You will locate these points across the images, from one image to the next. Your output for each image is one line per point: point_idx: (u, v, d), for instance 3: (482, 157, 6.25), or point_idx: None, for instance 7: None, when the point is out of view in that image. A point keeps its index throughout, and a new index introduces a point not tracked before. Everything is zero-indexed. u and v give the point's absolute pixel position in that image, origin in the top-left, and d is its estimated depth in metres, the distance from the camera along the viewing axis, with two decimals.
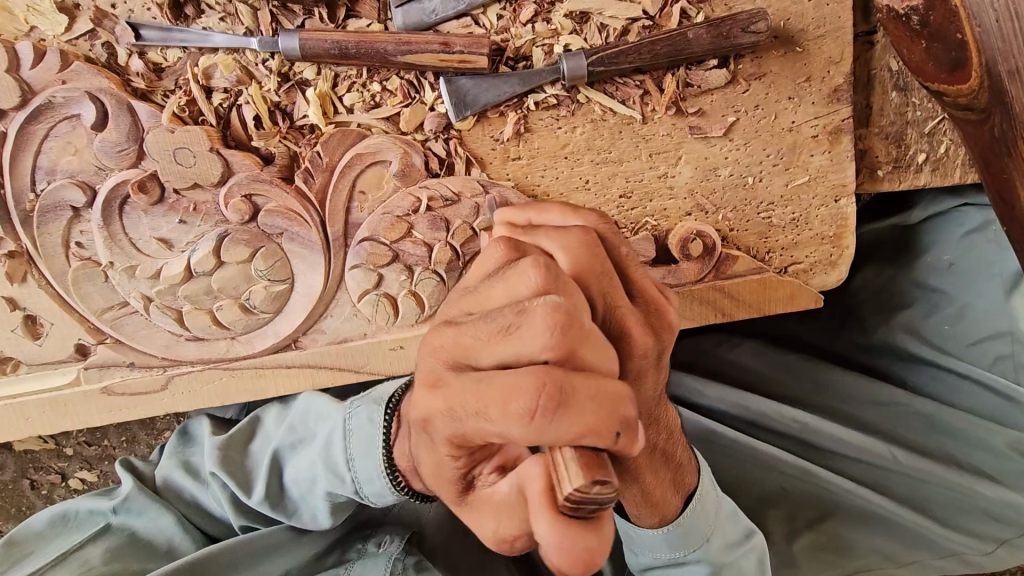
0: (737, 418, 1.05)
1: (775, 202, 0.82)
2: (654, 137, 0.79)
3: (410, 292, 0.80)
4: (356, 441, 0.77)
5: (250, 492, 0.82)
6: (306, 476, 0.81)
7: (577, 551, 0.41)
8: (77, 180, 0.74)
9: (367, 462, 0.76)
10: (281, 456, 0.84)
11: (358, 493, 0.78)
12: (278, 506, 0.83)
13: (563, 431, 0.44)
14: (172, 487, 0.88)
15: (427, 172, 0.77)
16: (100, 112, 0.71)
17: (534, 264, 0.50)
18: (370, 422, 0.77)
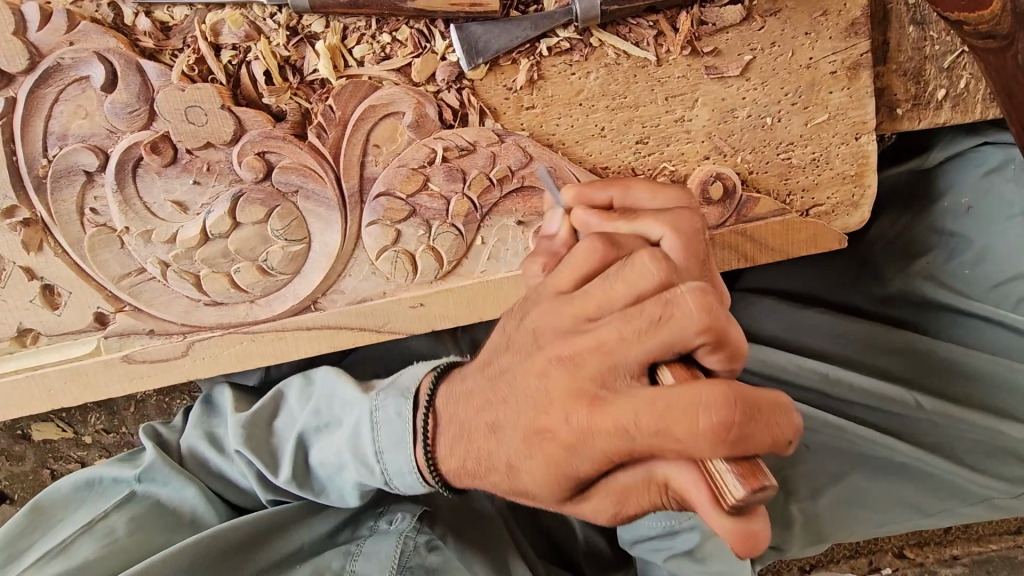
0: (759, 374, 1.03)
1: (795, 142, 0.81)
2: (669, 79, 0.78)
3: (428, 247, 0.79)
4: (386, 431, 0.71)
5: (275, 473, 0.80)
6: (336, 461, 0.76)
7: (752, 538, 0.42)
8: (89, 144, 0.73)
9: (397, 454, 0.70)
10: (306, 439, 0.81)
11: (388, 484, 0.72)
12: (305, 486, 0.79)
13: (754, 438, 0.43)
14: (197, 459, 0.86)
15: (441, 123, 0.76)
16: (110, 74, 0.71)
17: (654, 257, 0.49)
18: (398, 416, 0.70)
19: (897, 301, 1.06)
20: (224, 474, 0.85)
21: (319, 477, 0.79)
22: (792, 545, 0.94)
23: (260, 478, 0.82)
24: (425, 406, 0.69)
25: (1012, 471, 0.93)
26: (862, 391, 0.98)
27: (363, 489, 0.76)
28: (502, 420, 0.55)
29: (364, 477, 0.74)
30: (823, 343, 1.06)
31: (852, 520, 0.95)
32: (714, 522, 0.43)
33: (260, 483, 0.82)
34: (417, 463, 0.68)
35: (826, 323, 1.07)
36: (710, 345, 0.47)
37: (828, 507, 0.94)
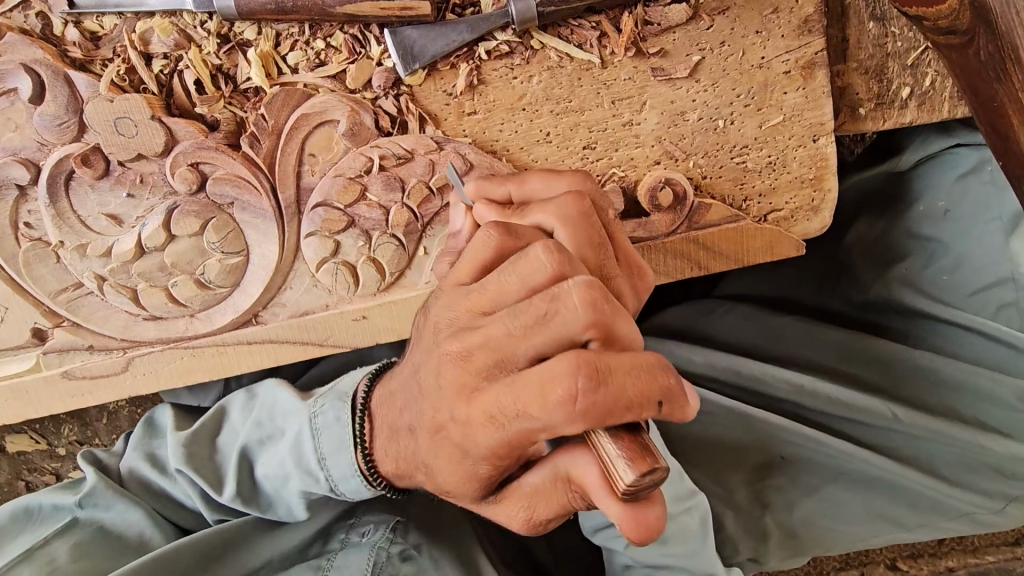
0: (728, 383, 1.00)
1: (750, 144, 0.78)
2: (615, 82, 0.75)
3: (369, 258, 0.77)
4: (327, 438, 0.69)
5: (220, 490, 0.76)
6: (279, 475, 0.73)
7: (643, 521, 0.42)
8: (20, 157, 0.72)
9: (340, 459, 0.68)
10: (250, 452, 0.77)
11: (334, 492, 0.70)
12: (251, 503, 0.76)
13: (616, 405, 0.41)
14: (144, 484, 0.83)
15: (378, 131, 0.74)
16: (37, 85, 0.69)
17: (546, 247, 0.46)
18: (338, 421, 0.69)
19: (875, 308, 1.02)
20: (174, 495, 0.82)
21: (266, 493, 0.76)
22: (767, 560, 0.90)
23: (205, 499, 0.78)
24: (360, 406, 0.68)
25: (993, 485, 0.89)
26: (836, 401, 0.94)
27: (311, 499, 0.74)
28: (428, 457, 0.52)
29: (308, 486, 0.71)
30: (795, 351, 1.02)
31: (827, 536, 0.91)
32: (607, 502, 0.43)
33: (205, 504, 0.78)
34: (358, 457, 0.67)
35: (797, 332, 1.03)
36: (598, 338, 0.44)
37: (801, 522, 0.91)
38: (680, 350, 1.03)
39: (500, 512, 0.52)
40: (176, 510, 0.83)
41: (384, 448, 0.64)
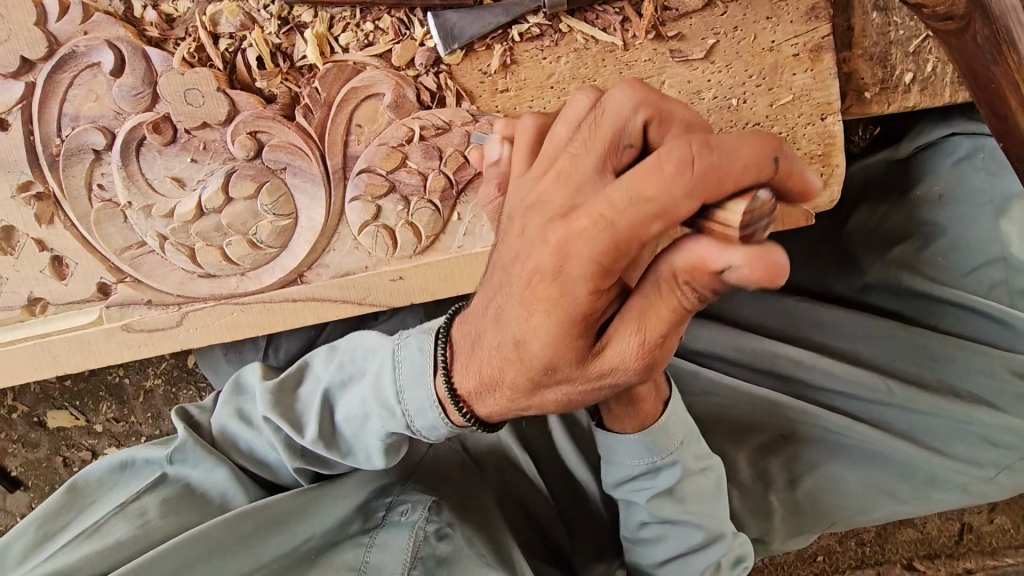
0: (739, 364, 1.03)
1: (761, 122, 0.84)
2: (636, 63, 0.82)
3: (407, 222, 0.83)
4: (407, 370, 0.66)
5: (301, 431, 0.73)
6: (359, 415, 0.70)
7: (772, 262, 0.42)
8: (99, 125, 0.80)
9: (418, 389, 0.64)
10: (332, 396, 0.73)
11: (410, 429, 0.67)
12: (332, 446, 0.72)
13: (726, 165, 0.43)
14: (232, 438, 0.80)
15: (418, 104, 0.81)
16: (118, 59, 0.78)
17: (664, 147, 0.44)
18: (420, 350, 0.66)
19: (878, 290, 1.06)
20: (260, 448, 0.79)
21: (344, 437, 0.72)
22: (772, 536, 0.93)
23: (288, 447, 0.75)
24: (442, 341, 0.64)
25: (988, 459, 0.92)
26: (837, 377, 0.98)
27: (393, 441, 0.71)
28: (536, 328, 0.51)
29: (391, 423, 0.67)
30: (802, 330, 1.06)
31: (831, 510, 0.95)
32: (726, 255, 0.43)
33: (289, 450, 0.75)
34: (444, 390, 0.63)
35: (804, 314, 1.07)
36: (654, 122, 0.48)
37: (806, 498, 0.94)
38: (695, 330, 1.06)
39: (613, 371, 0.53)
40: (261, 464, 0.80)
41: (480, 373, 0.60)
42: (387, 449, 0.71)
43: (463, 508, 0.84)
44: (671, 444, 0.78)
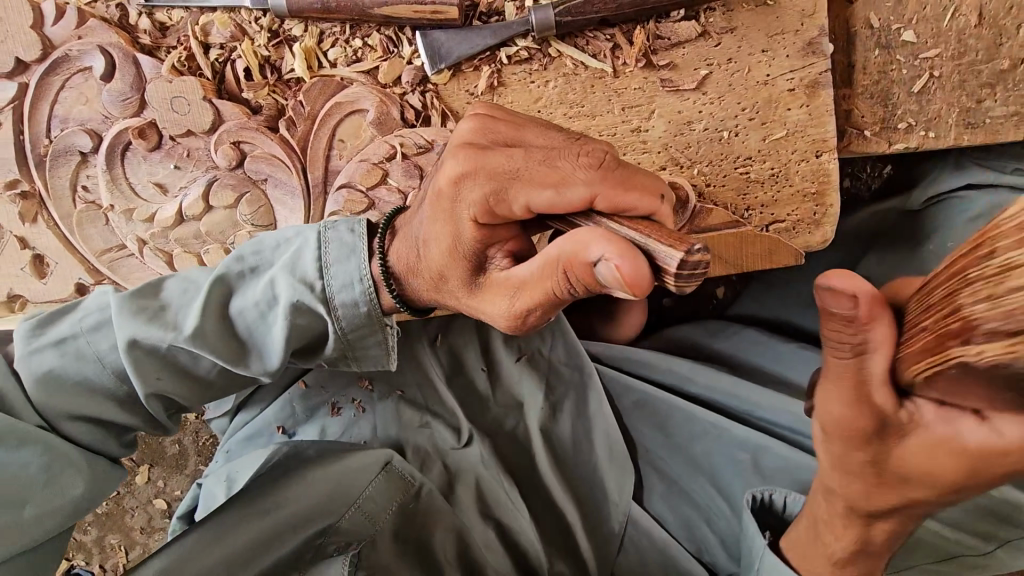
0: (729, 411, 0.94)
1: (753, 157, 0.81)
2: (626, 91, 0.80)
3: None
4: (334, 248, 0.66)
5: (177, 326, 0.65)
6: (266, 303, 0.66)
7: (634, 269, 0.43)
8: (87, 128, 0.81)
9: (351, 265, 0.65)
10: (225, 285, 0.67)
11: (328, 305, 0.66)
12: (208, 347, 0.65)
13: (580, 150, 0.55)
14: (80, 383, 0.66)
15: (402, 122, 0.80)
16: (109, 64, 0.79)
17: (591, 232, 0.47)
18: (350, 232, 0.67)
19: None
20: (109, 389, 0.67)
21: (238, 334, 0.67)
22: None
23: (174, 369, 0.67)
24: (378, 250, 0.66)
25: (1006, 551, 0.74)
26: None
27: (309, 329, 0.67)
28: (428, 229, 0.60)
29: (300, 300, 0.65)
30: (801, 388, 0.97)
31: None
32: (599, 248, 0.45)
33: (183, 365, 0.67)
34: (372, 293, 0.66)
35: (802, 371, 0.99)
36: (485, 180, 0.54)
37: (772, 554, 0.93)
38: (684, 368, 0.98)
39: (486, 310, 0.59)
40: (111, 408, 0.67)
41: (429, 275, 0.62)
42: (293, 338, 0.66)
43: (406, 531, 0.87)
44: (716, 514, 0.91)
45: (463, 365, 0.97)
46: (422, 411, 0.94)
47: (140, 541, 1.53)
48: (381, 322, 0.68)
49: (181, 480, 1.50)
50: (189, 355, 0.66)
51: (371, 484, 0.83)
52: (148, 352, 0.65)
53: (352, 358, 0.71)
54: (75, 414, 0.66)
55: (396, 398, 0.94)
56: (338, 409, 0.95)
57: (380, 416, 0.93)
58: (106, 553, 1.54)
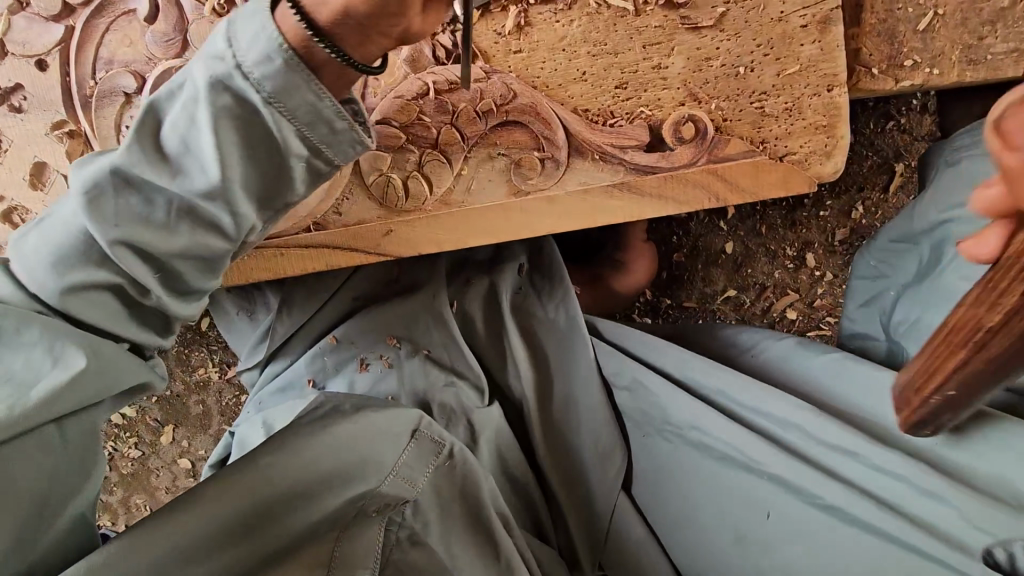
0: (740, 404, 0.90)
1: (768, 92, 0.85)
2: (646, 29, 0.85)
3: (418, 174, 0.86)
4: (235, 30, 0.61)
5: (111, 156, 0.64)
6: (189, 106, 0.62)
7: None
8: (131, 69, 0.84)
9: (254, 20, 0.60)
10: (155, 109, 0.65)
11: (243, 72, 0.60)
12: (149, 167, 0.64)
13: None
14: (56, 256, 0.65)
15: (434, 61, 0.84)
16: (152, 7, 0.83)
17: None
18: (250, 8, 0.61)
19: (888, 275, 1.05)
20: (78, 257, 0.65)
21: (172, 155, 0.64)
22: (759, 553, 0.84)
23: (129, 216, 0.65)
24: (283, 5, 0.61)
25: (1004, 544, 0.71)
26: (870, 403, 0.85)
27: (248, 133, 0.63)
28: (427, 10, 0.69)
29: (222, 86, 0.61)
30: (809, 373, 0.93)
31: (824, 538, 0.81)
32: None
33: (136, 211, 0.65)
34: (280, 38, 0.59)
35: (807, 359, 0.95)
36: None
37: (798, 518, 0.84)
38: (685, 356, 0.97)
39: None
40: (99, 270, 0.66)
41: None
42: (222, 141, 0.62)
43: (445, 496, 0.87)
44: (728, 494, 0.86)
45: (477, 330, 1.08)
46: (447, 370, 1.02)
47: (164, 501, 1.56)
48: (306, 74, 0.61)
49: (204, 439, 1.54)
50: (139, 197, 0.64)
51: (404, 452, 0.85)
52: (100, 197, 0.64)
53: (308, 146, 0.64)
54: (60, 286, 0.65)
55: (422, 356, 1.03)
56: (367, 365, 1.03)
57: (408, 371, 1.01)
58: (132, 512, 1.58)
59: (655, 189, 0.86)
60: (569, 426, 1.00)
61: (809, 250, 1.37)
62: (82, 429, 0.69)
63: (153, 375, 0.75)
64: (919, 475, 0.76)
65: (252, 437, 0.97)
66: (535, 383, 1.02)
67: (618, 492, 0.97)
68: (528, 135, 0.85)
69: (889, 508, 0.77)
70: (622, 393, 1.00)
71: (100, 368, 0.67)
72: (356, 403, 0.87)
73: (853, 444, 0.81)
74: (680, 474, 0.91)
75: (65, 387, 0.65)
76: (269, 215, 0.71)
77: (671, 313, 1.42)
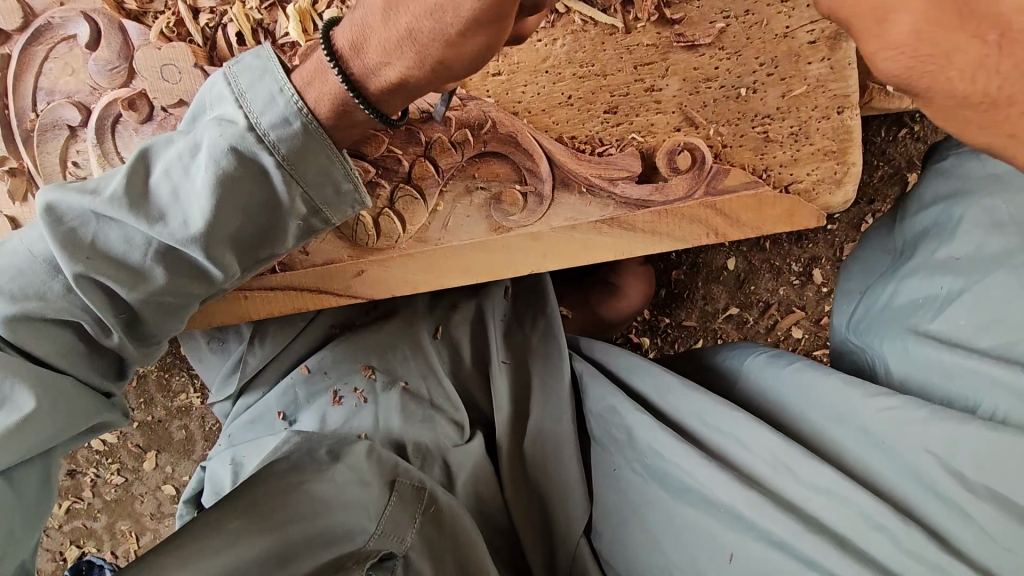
0: (712, 429, 0.84)
1: (772, 115, 0.77)
2: (638, 47, 0.77)
3: (391, 211, 0.79)
4: (249, 85, 0.61)
5: (96, 191, 0.61)
6: (189, 154, 0.61)
7: None
8: (74, 100, 0.77)
9: (269, 81, 0.61)
10: (151, 152, 0.63)
11: (256, 133, 0.60)
12: (134, 206, 0.60)
13: None
14: (17, 283, 0.61)
15: None
16: (94, 32, 0.76)
17: None
18: (258, 58, 0.62)
19: None
20: (43, 284, 0.62)
21: (159, 198, 0.61)
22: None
23: (106, 253, 0.62)
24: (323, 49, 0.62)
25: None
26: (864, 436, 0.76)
27: (247, 187, 0.61)
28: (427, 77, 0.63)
29: (232, 140, 0.59)
30: (784, 398, 0.86)
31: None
32: None
33: (114, 247, 0.62)
34: (300, 107, 0.60)
35: (774, 374, 0.89)
36: None
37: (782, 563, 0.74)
38: (663, 378, 0.92)
39: (370, 49, 0.60)
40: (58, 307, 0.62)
41: (382, 43, 0.59)
42: (222, 193, 0.60)
43: (437, 546, 0.82)
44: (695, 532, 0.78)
45: (462, 358, 1.03)
46: (425, 404, 0.96)
47: (149, 528, 1.51)
48: (324, 143, 0.61)
49: (189, 464, 1.49)
50: (118, 232, 0.61)
51: (388, 505, 0.79)
52: (75, 227, 0.61)
53: (310, 206, 0.64)
54: (11, 315, 0.60)
55: (400, 389, 0.97)
56: (341, 398, 0.97)
57: (384, 406, 0.95)
58: (116, 539, 1.52)
59: (647, 224, 0.79)
60: (542, 455, 0.93)
61: (816, 265, 1.29)
62: (35, 475, 0.63)
63: (116, 414, 0.71)
64: (878, 511, 0.70)
65: (222, 480, 0.92)
66: (512, 410, 0.97)
67: (580, 533, 0.90)
68: (510, 166, 0.78)
69: (842, 545, 0.71)
70: (594, 418, 0.94)
71: (55, 408, 0.62)
72: (333, 448, 0.82)
73: (832, 482, 0.73)
74: (645, 509, 0.83)
75: (14, 431, 0.59)
76: (256, 267, 0.69)
77: (670, 332, 1.36)
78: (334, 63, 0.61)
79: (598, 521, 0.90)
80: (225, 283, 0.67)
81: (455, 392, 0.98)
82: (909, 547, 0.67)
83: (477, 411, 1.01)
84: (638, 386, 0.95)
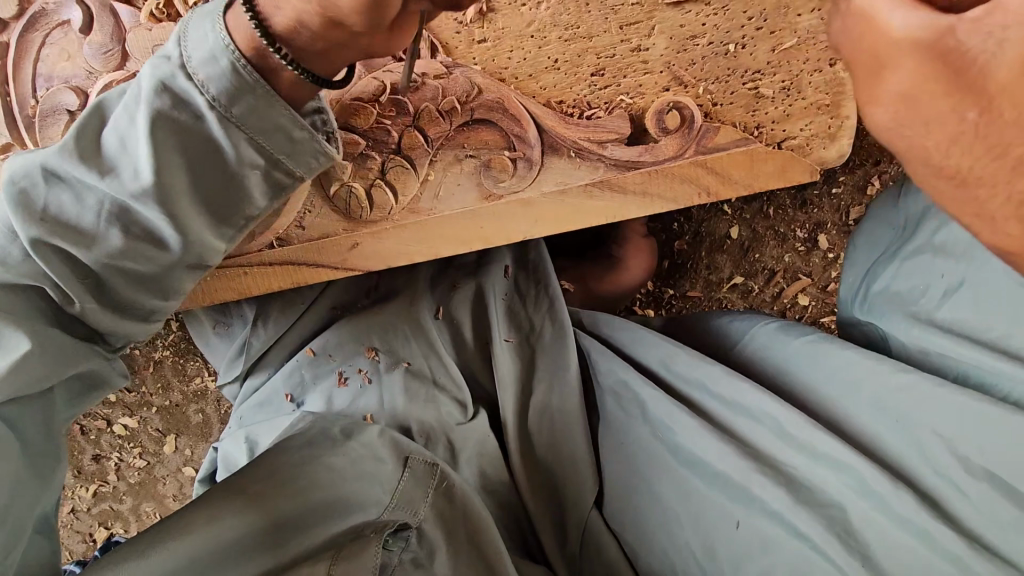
0: (719, 398, 0.84)
1: (763, 71, 0.76)
2: (623, 7, 0.76)
3: (382, 182, 0.80)
4: (189, 34, 0.62)
5: (46, 151, 0.63)
6: (133, 107, 0.61)
7: None
8: (71, 85, 0.79)
9: (201, 26, 0.61)
10: (106, 115, 0.65)
11: (187, 71, 0.60)
12: (85, 165, 0.61)
13: None
14: None
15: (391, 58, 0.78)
16: (87, 17, 0.78)
17: None
18: (202, 10, 0.64)
19: None
20: (3, 250, 0.63)
21: (108, 155, 0.62)
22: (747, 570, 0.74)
23: (57, 214, 0.62)
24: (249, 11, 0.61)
25: (937, 559, 0.65)
26: (881, 407, 0.75)
27: (188, 132, 0.61)
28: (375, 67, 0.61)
29: (168, 85, 0.60)
30: (791, 364, 0.86)
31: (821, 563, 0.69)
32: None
33: (65, 205, 0.62)
34: (229, 45, 0.60)
35: (782, 344, 0.88)
36: None
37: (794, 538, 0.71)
38: (670, 350, 0.92)
39: (310, 32, 0.60)
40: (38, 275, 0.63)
41: (301, 3, 0.58)
42: (162, 141, 0.60)
43: (449, 520, 0.82)
44: (710, 508, 0.78)
45: (464, 332, 1.04)
46: (427, 384, 0.97)
47: (173, 509, 1.56)
48: (259, 83, 0.60)
49: (206, 448, 1.53)
50: (69, 192, 0.62)
51: (401, 480, 0.81)
52: (25, 188, 0.61)
53: (264, 155, 0.63)
54: None
55: (402, 370, 0.98)
56: (346, 379, 0.99)
57: (388, 385, 0.96)
58: (142, 521, 1.57)
59: (638, 187, 0.79)
60: (550, 432, 0.93)
61: (822, 231, 1.27)
62: (34, 427, 0.65)
63: (112, 370, 0.72)
64: (874, 479, 0.69)
65: (237, 456, 0.94)
66: (517, 387, 0.95)
67: (590, 505, 0.89)
68: (497, 134, 0.79)
69: (839, 513, 0.71)
70: (605, 392, 0.94)
71: (46, 355, 0.64)
72: (345, 427, 0.84)
73: (833, 450, 0.73)
74: (655, 482, 0.83)
75: (7, 374, 0.61)
76: (227, 236, 0.68)
77: (674, 303, 1.35)
78: (269, 41, 0.60)
79: (609, 497, 0.89)
80: (191, 251, 0.66)
81: (457, 372, 0.99)
82: (905, 516, 0.67)
83: (480, 386, 1.01)
84: (648, 361, 0.94)
